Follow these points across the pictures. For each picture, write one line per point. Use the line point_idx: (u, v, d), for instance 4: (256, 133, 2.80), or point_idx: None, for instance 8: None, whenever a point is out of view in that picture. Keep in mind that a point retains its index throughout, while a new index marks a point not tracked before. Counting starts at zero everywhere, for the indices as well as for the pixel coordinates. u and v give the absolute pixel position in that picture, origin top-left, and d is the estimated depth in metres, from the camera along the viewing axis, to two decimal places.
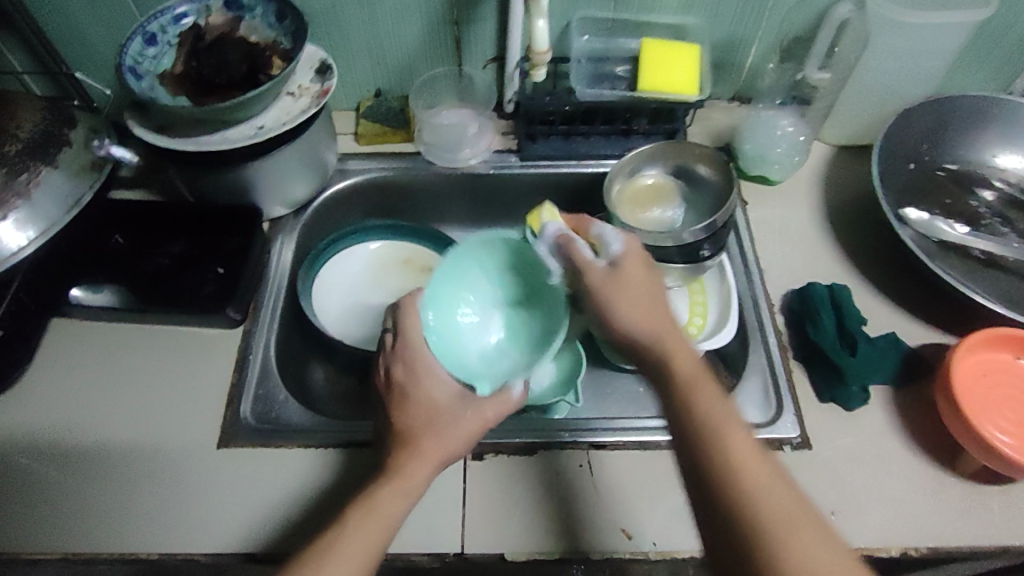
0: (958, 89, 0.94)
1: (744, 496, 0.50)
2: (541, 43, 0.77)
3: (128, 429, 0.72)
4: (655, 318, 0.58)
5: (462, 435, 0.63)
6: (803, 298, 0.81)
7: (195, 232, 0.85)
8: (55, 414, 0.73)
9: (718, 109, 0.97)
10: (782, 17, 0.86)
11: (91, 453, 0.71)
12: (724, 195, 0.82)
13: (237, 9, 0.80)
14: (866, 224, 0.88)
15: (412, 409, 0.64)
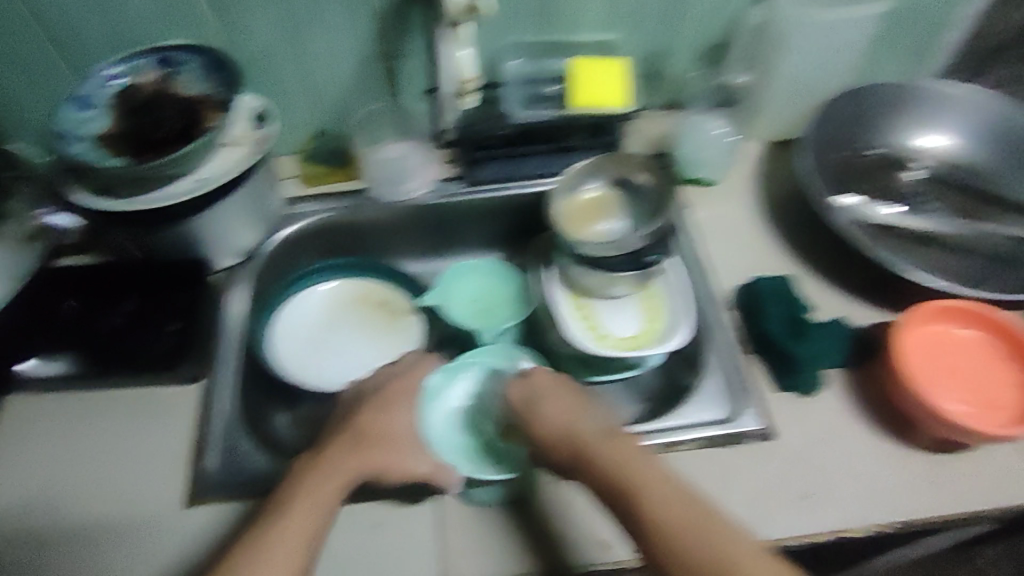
0: (878, 77, 0.98)
1: (664, 523, 0.57)
2: (468, 72, 0.82)
3: (91, 498, 0.72)
4: (573, 422, 0.67)
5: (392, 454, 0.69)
6: (752, 292, 0.83)
7: (145, 288, 0.84)
8: (15, 490, 0.72)
9: (654, 117, 0.99)
10: (701, 24, 0.89)
11: (53, 526, 0.70)
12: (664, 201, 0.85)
13: (169, 65, 0.80)
14: (807, 214, 0.91)
15: (370, 426, 0.70)
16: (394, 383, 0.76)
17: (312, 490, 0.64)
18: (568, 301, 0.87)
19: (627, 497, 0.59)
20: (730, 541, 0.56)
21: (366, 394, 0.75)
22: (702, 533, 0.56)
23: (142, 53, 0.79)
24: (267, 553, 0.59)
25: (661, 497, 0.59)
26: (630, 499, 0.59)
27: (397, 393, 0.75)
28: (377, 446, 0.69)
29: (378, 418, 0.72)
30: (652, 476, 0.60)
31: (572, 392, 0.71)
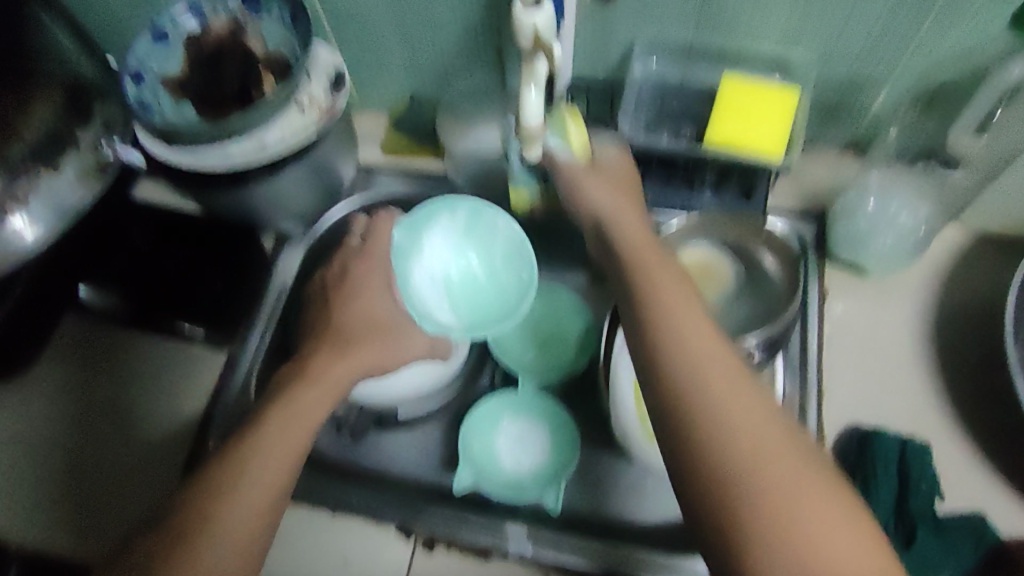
0: None
1: (746, 474, 0.43)
2: (530, 119, 0.56)
3: (118, 443, 0.75)
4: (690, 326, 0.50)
5: (382, 348, 0.67)
6: (861, 450, 0.64)
7: (204, 238, 0.79)
8: (63, 412, 0.77)
9: (821, 159, 0.79)
10: (921, 56, 0.67)
11: (84, 461, 0.74)
12: (779, 306, 0.64)
13: (253, 4, 0.72)
14: (984, 351, 0.68)
15: (337, 313, 0.69)
16: (358, 263, 0.72)
17: (274, 437, 0.57)
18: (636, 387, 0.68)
19: (698, 430, 0.44)
20: (825, 509, 0.42)
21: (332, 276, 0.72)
22: (788, 526, 0.41)
23: None
24: (228, 501, 0.53)
25: (787, 475, 0.43)
26: (751, 497, 0.42)
27: (363, 277, 0.71)
28: (360, 342, 0.67)
29: (340, 365, 0.65)
30: (730, 378, 0.46)
31: (666, 307, 0.51)
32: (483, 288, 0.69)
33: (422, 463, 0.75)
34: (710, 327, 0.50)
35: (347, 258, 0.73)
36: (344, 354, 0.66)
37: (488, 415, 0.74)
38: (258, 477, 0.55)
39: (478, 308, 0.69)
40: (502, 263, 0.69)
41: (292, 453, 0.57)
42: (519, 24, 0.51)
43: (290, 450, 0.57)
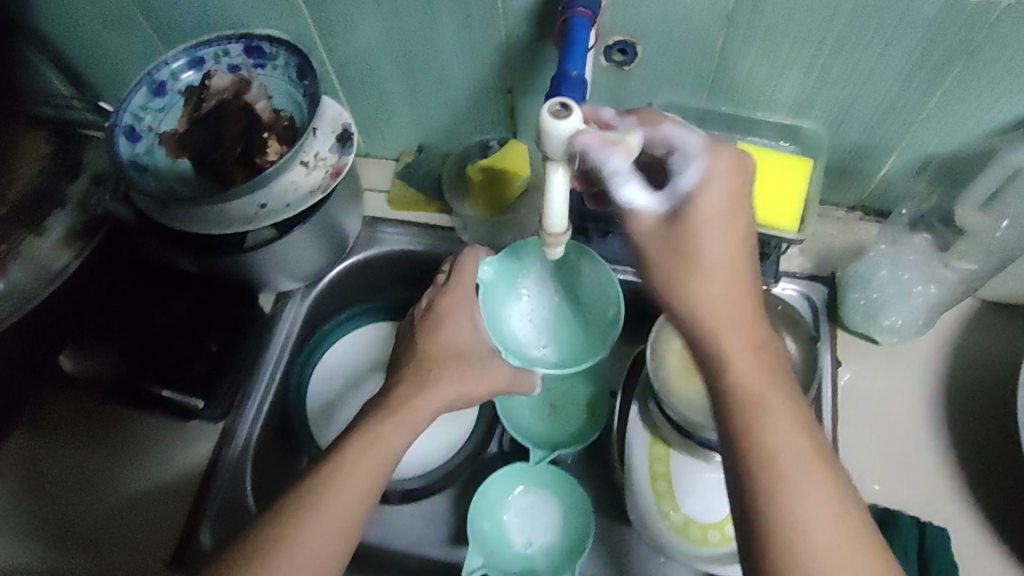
0: None
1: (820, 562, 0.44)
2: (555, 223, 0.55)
3: (100, 514, 0.71)
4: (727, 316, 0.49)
5: (473, 380, 0.65)
6: (881, 535, 0.65)
7: (202, 294, 0.75)
8: (39, 476, 0.73)
9: (832, 220, 0.80)
10: (932, 128, 0.68)
11: (62, 532, 0.70)
12: (796, 390, 0.68)
13: (258, 56, 0.70)
14: (993, 426, 0.70)
15: (432, 340, 0.66)
16: (443, 299, 0.67)
17: (355, 465, 0.57)
18: (645, 451, 0.69)
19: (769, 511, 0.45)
20: None
21: (417, 315, 0.69)
22: None
23: (229, 36, 0.70)
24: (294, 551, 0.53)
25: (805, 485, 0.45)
26: (753, 469, 0.46)
27: (448, 310, 0.67)
28: (451, 366, 0.65)
29: (424, 395, 0.63)
30: (757, 375, 0.48)
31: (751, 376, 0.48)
32: (567, 328, 0.70)
33: (426, 538, 0.75)
34: (802, 419, 0.47)
35: (433, 296, 0.69)
36: (433, 395, 0.63)
37: (493, 492, 0.74)
38: (313, 553, 0.54)
39: (561, 343, 0.70)
40: (587, 303, 0.70)
41: (371, 478, 0.58)
42: (550, 134, 0.47)
43: (367, 477, 0.57)
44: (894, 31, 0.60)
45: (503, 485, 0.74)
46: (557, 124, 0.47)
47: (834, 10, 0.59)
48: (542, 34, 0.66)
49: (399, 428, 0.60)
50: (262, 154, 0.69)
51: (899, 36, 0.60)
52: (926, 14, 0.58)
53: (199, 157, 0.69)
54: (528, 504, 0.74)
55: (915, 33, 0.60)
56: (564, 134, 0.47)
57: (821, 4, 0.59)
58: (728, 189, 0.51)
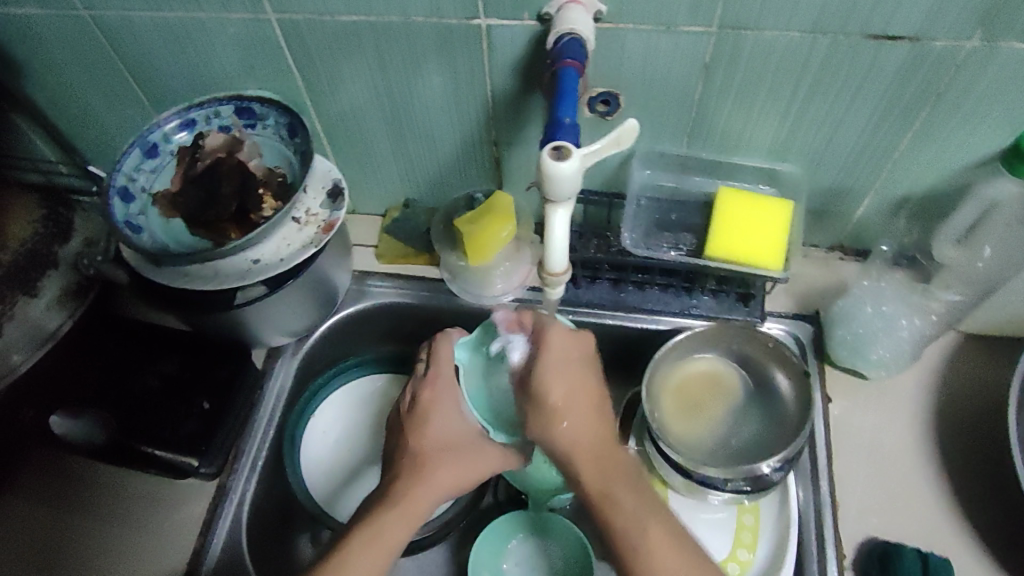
0: None
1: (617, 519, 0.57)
2: (557, 264, 0.61)
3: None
4: (576, 413, 0.60)
5: (462, 466, 0.64)
6: (885, 570, 0.65)
7: (191, 351, 0.76)
8: (28, 544, 0.72)
9: (814, 260, 0.82)
10: (905, 168, 0.70)
11: None
12: (790, 428, 0.70)
13: (249, 116, 0.72)
14: (987, 455, 0.71)
15: (424, 433, 0.66)
16: (425, 390, 0.68)
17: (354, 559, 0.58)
18: None
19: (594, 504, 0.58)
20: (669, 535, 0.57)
21: (404, 410, 0.68)
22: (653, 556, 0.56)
23: (220, 99, 0.72)
24: None
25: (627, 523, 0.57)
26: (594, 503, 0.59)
27: (431, 402, 0.67)
28: (441, 459, 0.64)
29: (420, 489, 0.63)
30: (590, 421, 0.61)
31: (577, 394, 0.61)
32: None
33: None
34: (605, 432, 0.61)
35: (415, 387, 0.69)
36: (425, 485, 0.63)
37: (493, 541, 0.75)
38: None
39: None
40: None
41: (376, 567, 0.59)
42: (551, 175, 0.50)
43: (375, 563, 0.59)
44: (863, 78, 0.63)
45: (501, 532, 0.75)
46: (560, 164, 0.50)
47: (806, 60, 0.62)
48: (528, 88, 0.69)
49: (396, 526, 0.61)
50: (257, 212, 0.71)
51: (867, 82, 0.63)
52: (891, 64, 0.61)
53: (192, 216, 0.71)
54: (528, 551, 0.75)
55: (883, 79, 0.63)
56: (564, 174, 0.50)
57: (793, 54, 0.62)
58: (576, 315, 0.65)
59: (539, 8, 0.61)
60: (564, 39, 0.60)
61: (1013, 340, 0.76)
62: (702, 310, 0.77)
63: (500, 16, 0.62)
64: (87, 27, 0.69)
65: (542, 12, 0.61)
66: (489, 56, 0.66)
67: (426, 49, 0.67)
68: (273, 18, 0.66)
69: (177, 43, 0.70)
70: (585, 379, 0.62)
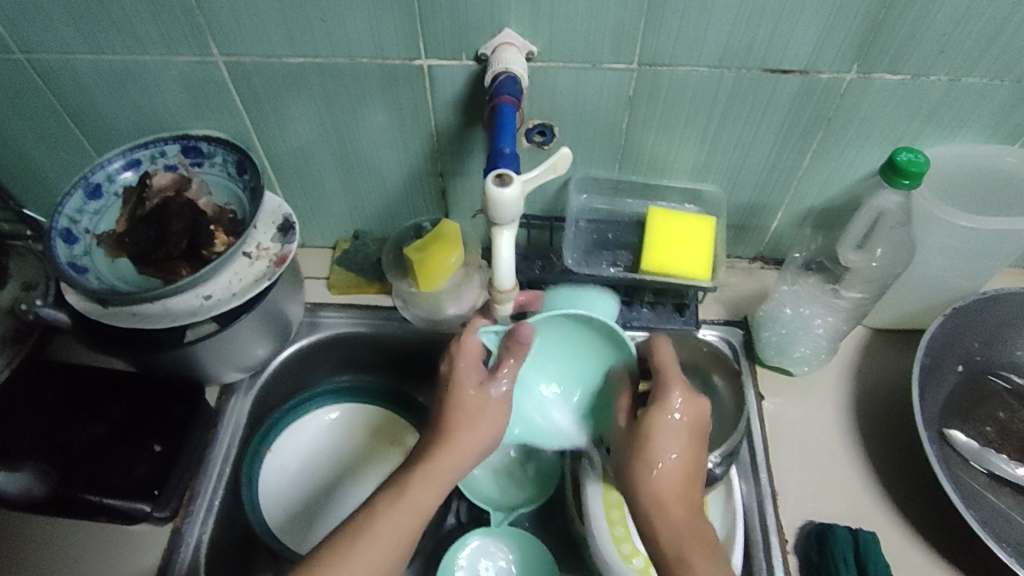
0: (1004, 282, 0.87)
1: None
2: (505, 280, 0.63)
3: None
4: (678, 473, 0.60)
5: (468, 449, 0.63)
6: (823, 547, 0.71)
7: (139, 393, 0.73)
8: None
9: (737, 271, 0.90)
10: (809, 184, 0.80)
11: None
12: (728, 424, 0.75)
13: (196, 156, 0.74)
14: (900, 436, 0.79)
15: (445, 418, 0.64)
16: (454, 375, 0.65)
17: (362, 557, 0.57)
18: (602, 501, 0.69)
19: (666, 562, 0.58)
20: None
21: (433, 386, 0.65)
22: None
23: (166, 138, 0.73)
24: None
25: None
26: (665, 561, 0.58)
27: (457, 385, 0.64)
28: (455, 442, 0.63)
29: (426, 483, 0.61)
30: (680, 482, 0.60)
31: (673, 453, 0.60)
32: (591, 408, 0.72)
33: None
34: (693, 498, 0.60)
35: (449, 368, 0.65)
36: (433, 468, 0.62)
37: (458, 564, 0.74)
38: None
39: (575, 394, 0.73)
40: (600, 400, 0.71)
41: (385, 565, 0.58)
42: (494, 202, 0.54)
43: (386, 561, 0.58)
44: (767, 107, 0.72)
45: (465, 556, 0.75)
46: (503, 190, 0.53)
47: (717, 91, 0.70)
48: (469, 122, 0.74)
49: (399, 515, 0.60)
50: (209, 247, 0.71)
51: (771, 110, 0.72)
52: (787, 94, 0.70)
53: (141, 255, 0.71)
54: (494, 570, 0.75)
55: (784, 106, 0.71)
56: (508, 200, 0.54)
57: (703, 87, 0.70)
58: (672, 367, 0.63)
59: (476, 49, 0.67)
60: (500, 77, 0.66)
61: (912, 333, 0.86)
62: (641, 321, 0.82)
63: (442, 56, 0.67)
64: (26, 71, 0.69)
65: (479, 52, 0.67)
66: (433, 92, 0.71)
67: (370, 87, 0.70)
68: (221, 61, 0.68)
69: (121, 87, 0.71)
70: (698, 453, 0.61)
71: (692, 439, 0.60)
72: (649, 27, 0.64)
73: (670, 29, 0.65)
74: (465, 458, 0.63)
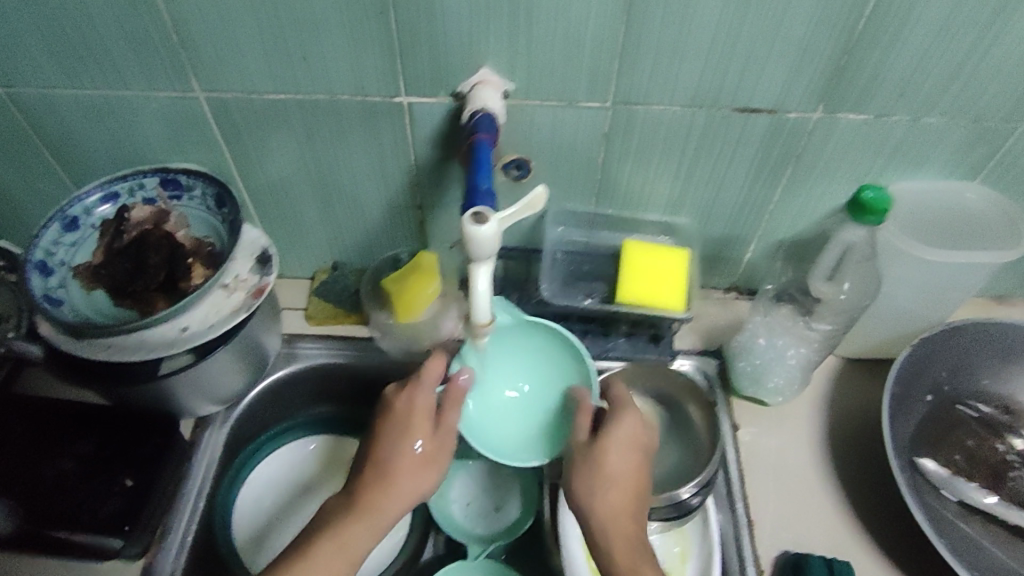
0: (971, 312, 0.90)
1: None
2: (482, 318, 0.62)
3: None
4: (618, 491, 0.63)
5: (422, 469, 0.66)
6: None
7: (111, 426, 0.73)
8: None
9: (712, 302, 0.91)
10: (779, 218, 0.82)
11: None
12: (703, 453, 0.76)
13: (175, 188, 0.74)
14: (873, 464, 0.80)
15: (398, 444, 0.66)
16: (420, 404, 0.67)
17: None
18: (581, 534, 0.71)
19: None
20: None
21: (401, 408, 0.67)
22: None
23: (145, 171, 0.73)
24: None
25: None
26: None
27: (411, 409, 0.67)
28: (403, 466, 0.65)
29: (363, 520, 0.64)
30: (619, 502, 0.63)
31: (620, 464, 0.64)
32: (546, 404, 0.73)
33: None
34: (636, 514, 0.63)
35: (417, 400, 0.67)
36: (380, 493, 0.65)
37: None
38: None
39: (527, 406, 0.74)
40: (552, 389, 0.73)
41: None
42: (472, 239, 0.54)
43: None
44: (737, 144, 0.74)
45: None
46: (481, 228, 0.54)
47: (688, 128, 0.72)
48: (449, 157, 0.75)
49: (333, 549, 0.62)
50: (186, 279, 0.72)
51: (741, 147, 0.74)
52: (756, 132, 0.73)
53: (119, 287, 0.71)
54: None
55: (753, 143, 0.74)
56: (486, 236, 0.54)
57: (676, 125, 0.72)
58: (626, 402, 0.68)
59: (453, 87, 0.68)
60: (478, 115, 0.67)
61: (883, 362, 0.87)
62: (618, 352, 0.84)
63: (420, 93, 0.69)
64: (5, 103, 0.69)
65: (456, 90, 0.68)
66: (412, 128, 0.72)
67: (351, 123, 0.72)
68: (202, 96, 0.69)
69: (100, 120, 0.71)
70: (643, 473, 0.65)
71: (639, 456, 0.65)
72: (622, 67, 0.67)
73: (643, 68, 0.67)
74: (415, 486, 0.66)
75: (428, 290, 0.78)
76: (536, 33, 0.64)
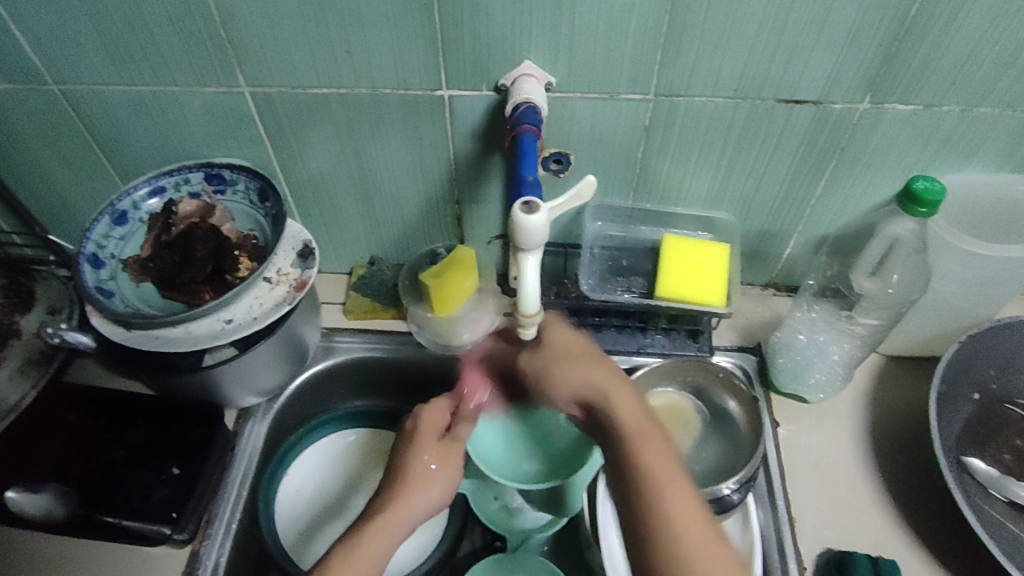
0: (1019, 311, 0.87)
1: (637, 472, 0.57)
2: (529, 304, 0.60)
3: None
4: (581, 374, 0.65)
5: (437, 485, 0.65)
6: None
7: (158, 416, 0.75)
8: None
9: (750, 298, 0.90)
10: (821, 213, 0.81)
11: None
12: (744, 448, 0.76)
13: (219, 182, 0.76)
14: (918, 463, 0.79)
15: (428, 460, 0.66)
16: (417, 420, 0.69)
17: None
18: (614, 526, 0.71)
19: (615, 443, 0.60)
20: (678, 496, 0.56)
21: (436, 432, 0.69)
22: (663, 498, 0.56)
23: (190, 166, 0.75)
24: None
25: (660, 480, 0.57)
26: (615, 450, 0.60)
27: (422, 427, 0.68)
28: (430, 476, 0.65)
29: (388, 527, 0.61)
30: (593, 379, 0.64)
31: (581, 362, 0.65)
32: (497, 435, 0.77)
33: None
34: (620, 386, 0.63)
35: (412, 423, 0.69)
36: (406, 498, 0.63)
37: None
38: None
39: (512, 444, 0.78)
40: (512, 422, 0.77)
41: None
42: (521, 227, 0.54)
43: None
44: (780, 136, 0.73)
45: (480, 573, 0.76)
46: (531, 216, 0.53)
47: (731, 120, 0.71)
48: (488, 151, 0.75)
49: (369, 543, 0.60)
50: (233, 272, 0.72)
51: (784, 139, 0.73)
52: (801, 123, 0.71)
53: (167, 279, 0.71)
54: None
55: (797, 135, 0.72)
56: (535, 225, 0.54)
57: (717, 117, 0.71)
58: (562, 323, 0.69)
59: (496, 79, 0.68)
60: (522, 107, 0.67)
61: (927, 360, 0.86)
62: (656, 347, 0.83)
63: (461, 87, 0.69)
64: (56, 100, 0.71)
65: (499, 83, 0.68)
66: (452, 123, 0.72)
67: (391, 117, 0.72)
68: (246, 92, 0.70)
69: (149, 116, 0.73)
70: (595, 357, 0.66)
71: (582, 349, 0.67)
72: (663, 58, 0.66)
73: (687, 59, 0.66)
74: (427, 501, 0.64)
75: (465, 283, 0.78)
76: (579, 27, 0.64)
